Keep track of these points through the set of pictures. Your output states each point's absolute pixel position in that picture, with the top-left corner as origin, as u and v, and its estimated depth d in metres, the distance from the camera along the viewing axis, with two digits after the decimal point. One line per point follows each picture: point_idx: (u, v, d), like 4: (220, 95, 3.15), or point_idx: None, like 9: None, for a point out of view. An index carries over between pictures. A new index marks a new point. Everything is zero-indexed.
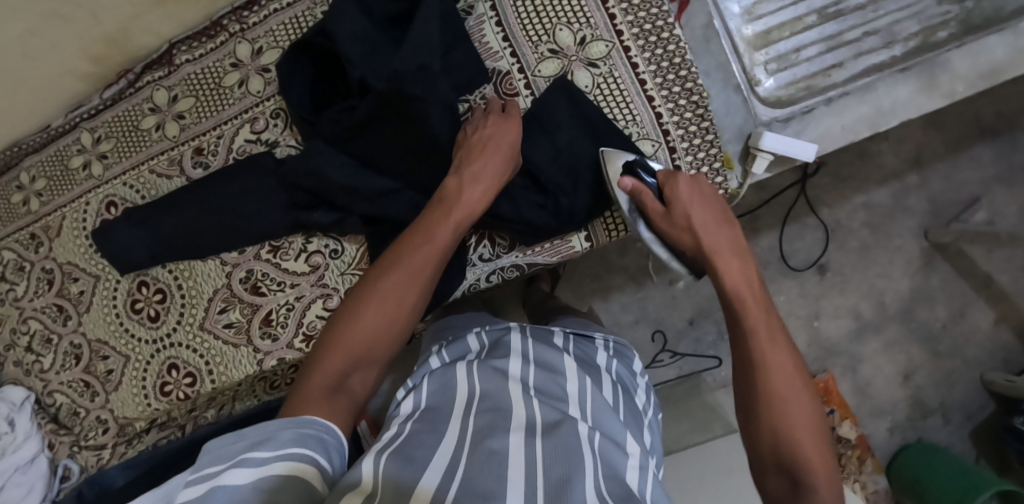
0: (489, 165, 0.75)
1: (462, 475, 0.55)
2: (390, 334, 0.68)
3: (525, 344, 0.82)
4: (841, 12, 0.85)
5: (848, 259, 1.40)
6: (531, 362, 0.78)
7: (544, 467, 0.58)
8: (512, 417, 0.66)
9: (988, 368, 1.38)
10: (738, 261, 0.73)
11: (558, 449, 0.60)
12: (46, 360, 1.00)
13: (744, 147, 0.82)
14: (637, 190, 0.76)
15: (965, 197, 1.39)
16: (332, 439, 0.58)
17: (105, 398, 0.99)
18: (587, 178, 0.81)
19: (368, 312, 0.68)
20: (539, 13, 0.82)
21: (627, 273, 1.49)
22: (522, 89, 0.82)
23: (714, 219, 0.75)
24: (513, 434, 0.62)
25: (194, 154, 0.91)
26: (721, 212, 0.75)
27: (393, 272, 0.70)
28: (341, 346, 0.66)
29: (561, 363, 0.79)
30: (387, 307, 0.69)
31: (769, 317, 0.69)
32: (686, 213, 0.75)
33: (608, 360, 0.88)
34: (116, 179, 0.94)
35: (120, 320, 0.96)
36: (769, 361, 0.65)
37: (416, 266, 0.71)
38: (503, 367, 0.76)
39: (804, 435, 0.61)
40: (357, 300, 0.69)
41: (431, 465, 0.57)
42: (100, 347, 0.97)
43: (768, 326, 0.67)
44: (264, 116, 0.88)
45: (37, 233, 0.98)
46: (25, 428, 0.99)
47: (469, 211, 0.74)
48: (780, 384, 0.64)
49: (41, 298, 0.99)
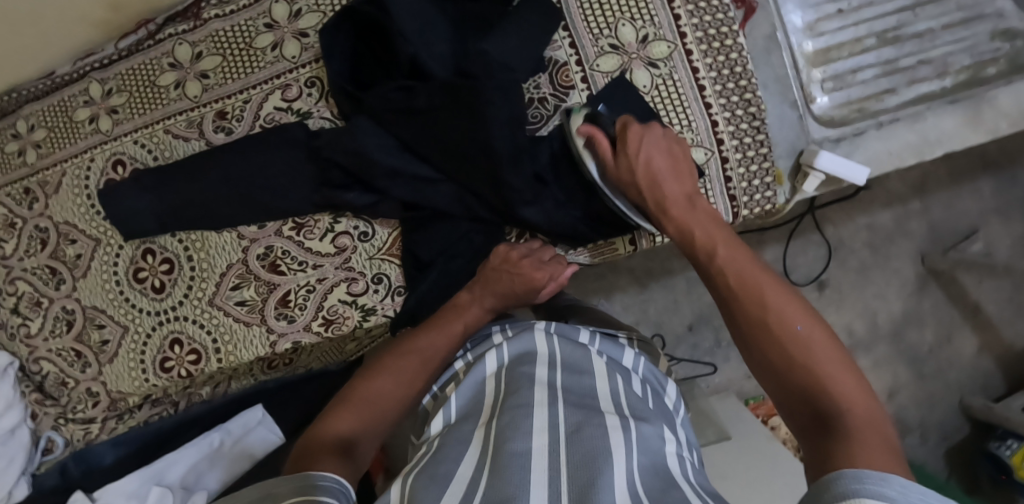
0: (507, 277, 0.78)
1: (484, 489, 0.51)
2: (398, 401, 0.70)
3: (551, 343, 0.74)
4: (899, 38, 0.84)
5: (848, 278, 1.41)
6: (558, 365, 0.71)
7: (569, 473, 0.52)
8: (535, 414, 0.60)
9: (968, 393, 1.42)
10: (700, 207, 0.67)
11: (592, 445, 0.55)
12: (34, 324, 0.95)
13: (796, 163, 0.81)
14: (591, 136, 0.72)
15: (965, 227, 1.41)
16: (336, 484, 0.55)
17: (97, 370, 0.93)
18: None
19: (380, 379, 0.72)
20: (602, 5, 0.78)
21: (631, 274, 1.48)
22: (579, 82, 0.78)
23: (668, 166, 0.70)
24: (534, 434, 0.57)
25: (216, 117, 0.84)
26: (674, 148, 0.71)
27: (411, 342, 0.76)
28: (355, 403, 0.69)
29: (590, 360, 0.73)
30: (398, 378, 0.72)
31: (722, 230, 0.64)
32: (649, 159, 0.69)
33: (635, 358, 0.85)
34: (126, 136, 0.87)
35: (120, 288, 0.90)
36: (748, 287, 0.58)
37: (427, 345, 0.75)
38: (529, 371, 0.68)
39: (817, 354, 0.52)
40: (371, 370, 0.73)
41: (455, 483, 0.54)
42: (95, 315, 0.92)
43: (730, 250, 0.62)
44: (297, 83, 0.82)
45: (32, 187, 0.92)
46: (5, 397, 0.93)
47: (475, 315, 0.78)
48: (756, 294, 0.57)
49: (33, 258, 0.94)
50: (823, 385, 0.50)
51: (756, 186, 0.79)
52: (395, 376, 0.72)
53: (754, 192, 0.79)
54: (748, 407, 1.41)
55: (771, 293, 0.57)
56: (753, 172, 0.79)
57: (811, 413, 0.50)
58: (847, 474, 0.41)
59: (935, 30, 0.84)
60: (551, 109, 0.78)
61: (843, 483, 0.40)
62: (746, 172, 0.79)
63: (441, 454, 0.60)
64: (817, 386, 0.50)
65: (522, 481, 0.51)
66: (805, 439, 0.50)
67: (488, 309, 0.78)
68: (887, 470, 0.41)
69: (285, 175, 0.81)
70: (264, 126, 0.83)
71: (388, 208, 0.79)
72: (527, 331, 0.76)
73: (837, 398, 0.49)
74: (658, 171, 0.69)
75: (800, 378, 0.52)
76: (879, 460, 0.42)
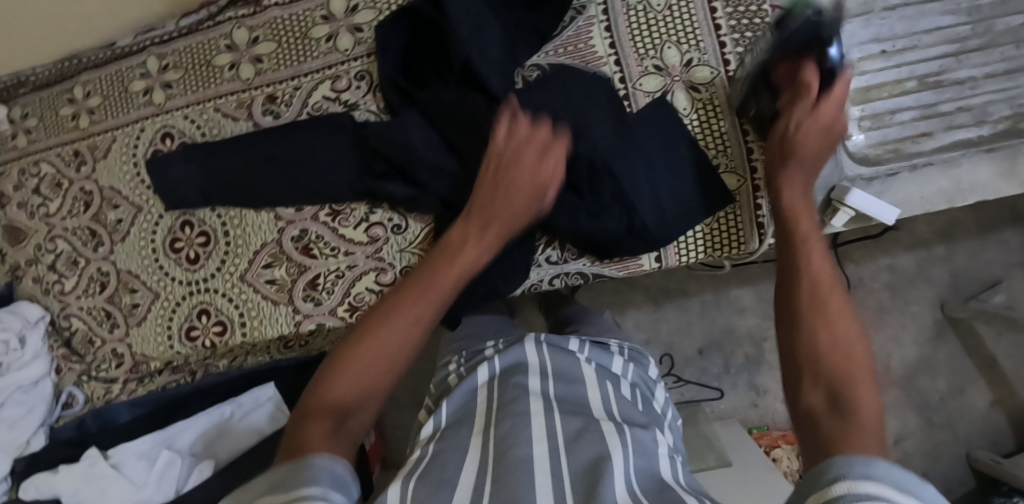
0: (527, 166, 0.72)
1: (490, 492, 0.57)
2: (364, 395, 0.64)
3: (540, 354, 0.81)
4: (941, 83, 0.83)
5: (864, 317, 1.42)
6: (550, 376, 0.78)
7: (571, 481, 0.58)
8: (534, 423, 0.66)
9: (975, 446, 1.41)
10: (802, 178, 0.70)
11: (591, 452, 0.61)
12: (69, 282, 0.98)
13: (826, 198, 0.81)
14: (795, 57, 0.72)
15: (987, 278, 1.40)
16: (342, 471, 0.54)
17: (125, 331, 0.96)
18: (671, 212, 0.79)
19: (344, 377, 0.64)
20: (650, 26, 0.80)
21: (647, 292, 1.47)
22: (620, 99, 0.80)
23: (819, 134, 0.70)
24: (535, 441, 0.63)
25: (266, 101, 0.87)
26: (831, 133, 0.71)
27: (390, 321, 0.67)
28: (327, 393, 0.63)
29: (580, 372, 0.79)
30: (366, 373, 0.64)
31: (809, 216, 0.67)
32: (811, 111, 0.70)
33: (624, 365, 0.88)
34: (177, 111, 0.91)
35: (155, 256, 0.93)
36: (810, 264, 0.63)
37: (413, 318, 0.68)
38: (523, 382, 0.75)
39: (845, 334, 0.57)
40: (340, 356, 0.65)
41: (462, 486, 0.59)
42: (129, 279, 0.95)
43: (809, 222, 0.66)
44: (348, 75, 0.85)
45: (81, 150, 0.95)
46: (35, 348, 0.97)
47: (470, 266, 0.73)
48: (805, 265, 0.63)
49: (74, 219, 0.97)
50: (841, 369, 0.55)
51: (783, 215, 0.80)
52: (367, 361, 0.65)
53: None
54: (752, 436, 1.40)
55: (833, 282, 0.60)
56: None
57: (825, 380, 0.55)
58: (843, 460, 0.46)
59: (977, 79, 0.83)
60: None
61: (842, 470, 0.45)
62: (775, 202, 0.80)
63: (442, 460, 0.64)
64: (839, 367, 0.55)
65: (529, 482, 0.57)
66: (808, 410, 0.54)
67: (490, 236, 0.73)
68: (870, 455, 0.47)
69: (328, 161, 0.84)
70: (311, 113, 0.85)
71: (424, 204, 0.82)
72: (520, 343, 0.83)
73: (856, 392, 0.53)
74: (806, 130, 0.70)
75: (811, 342, 0.57)
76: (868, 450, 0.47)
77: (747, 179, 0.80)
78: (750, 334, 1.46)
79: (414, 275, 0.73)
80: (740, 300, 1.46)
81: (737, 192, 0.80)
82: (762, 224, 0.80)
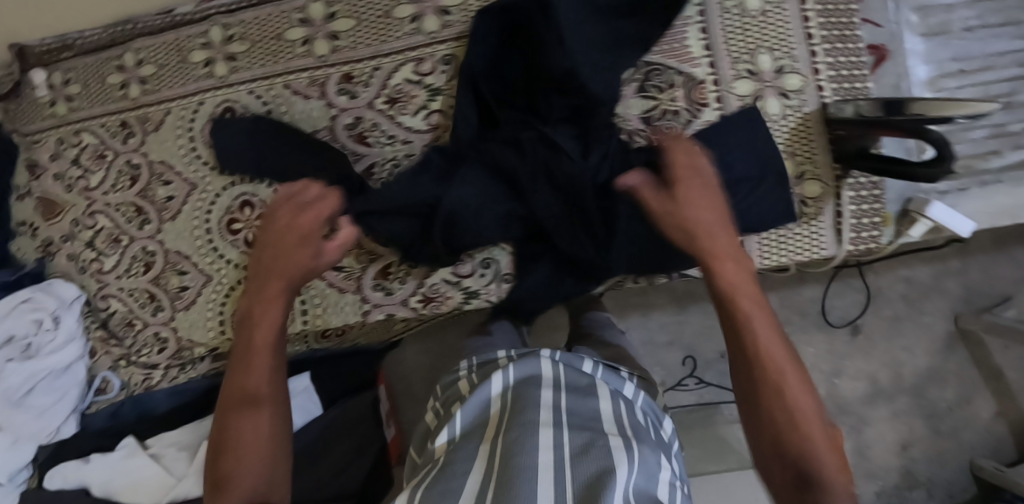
0: (316, 213, 0.75)
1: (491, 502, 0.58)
2: (272, 382, 0.72)
3: (556, 371, 0.79)
4: (1012, 104, 0.85)
5: (880, 326, 1.47)
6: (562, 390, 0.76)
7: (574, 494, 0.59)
8: (540, 432, 0.66)
9: (978, 454, 1.47)
10: (735, 263, 0.69)
11: (597, 466, 0.62)
12: (109, 261, 0.92)
13: (902, 208, 0.82)
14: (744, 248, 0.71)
15: (998, 293, 1.46)
16: None
17: (169, 315, 0.91)
18: (766, 219, 0.78)
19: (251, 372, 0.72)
20: (745, 31, 0.80)
21: (672, 294, 1.47)
22: (713, 102, 0.79)
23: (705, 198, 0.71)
24: (542, 451, 0.64)
25: (342, 80, 0.83)
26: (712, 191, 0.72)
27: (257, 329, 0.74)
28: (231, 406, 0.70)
29: (594, 388, 0.78)
30: (255, 361, 0.73)
31: (748, 281, 0.68)
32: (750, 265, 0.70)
33: (636, 390, 0.83)
34: (241, 86, 0.86)
35: (210, 238, 0.88)
36: (760, 348, 0.64)
37: (262, 343, 0.74)
38: (535, 394, 0.74)
39: (799, 404, 0.60)
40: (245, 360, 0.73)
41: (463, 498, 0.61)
42: (178, 261, 0.89)
43: (755, 312, 0.65)
44: (433, 58, 0.81)
45: (129, 121, 0.90)
46: (68, 330, 0.91)
47: (301, 265, 0.76)
48: (774, 376, 0.62)
49: (119, 194, 0.91)
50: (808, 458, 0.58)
51: (862, 223, 0.81)
52: (260, 365, 0.73)
53: (861, 230, 0.81)
54: None
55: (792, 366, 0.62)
56: (860, 211, 0.81)
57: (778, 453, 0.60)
58: None
59: None
60: (682, 124, 0.80)
61: None
62: (856, 210, 0.81)
63: (448, 469, 0.66)
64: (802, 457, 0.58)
65: (531, 495, 0.58)
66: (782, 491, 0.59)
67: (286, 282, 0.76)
68: None
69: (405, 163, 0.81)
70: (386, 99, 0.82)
71: (506, 212, 0.77)
72: (534, 357, 0.81)
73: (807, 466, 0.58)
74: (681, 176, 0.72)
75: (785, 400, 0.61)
76: None
77: (830, 187, 0.81)
78: None
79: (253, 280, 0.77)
80: (762, 306, 1.46)
81: (818, 199, 0.81)
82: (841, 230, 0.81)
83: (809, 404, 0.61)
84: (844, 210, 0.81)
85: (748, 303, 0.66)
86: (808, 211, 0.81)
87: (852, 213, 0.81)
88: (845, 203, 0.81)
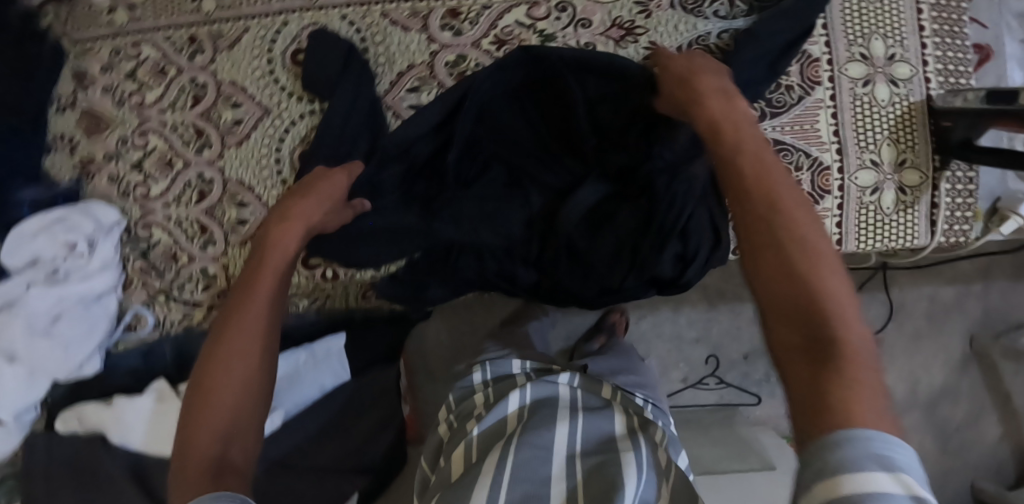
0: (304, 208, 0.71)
1: None
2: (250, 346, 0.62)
3: (571, 391, 0.83)
4: None
5: (900, 341, 1.50)
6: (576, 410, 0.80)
7: None
8: (551, 455, 0.72)
9: (981, 475, 1.49)
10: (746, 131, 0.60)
11: (609, 482, 0.67)
12: (157, 186, 0.84)
13: (992, 206, 0.81)
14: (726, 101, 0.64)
15: (1014, 319, 1.50)
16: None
17: (220, 250, 0.83)
18: (858, 204, 0.78)
19: (231, 337, 0.62)
20: (861, 14, 0.79)
21: (704, 290, 1.47)
22: (826, 81, 0.78)
23: (728, 105, 0.63)
24: (553, 480, 0.70)
25: (447, 15, 0.79)
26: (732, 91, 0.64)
27: (257, 283, 0.66)
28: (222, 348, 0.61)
29: (604, 404, 0.81)
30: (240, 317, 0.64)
31: (765, 145, 0.58)
32: (736, 106, 0.64)
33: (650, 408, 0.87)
34: (335, 9, 0.81)
35: (279, 169, 0.82)
36: (751, 173, 0.55)
37: (257, 286, 0.66)
38: (552, 416, 0.77)
39: (825, 274, 0.48)
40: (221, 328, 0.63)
41: None
42: (238, 192, 0.82)
43: (760, 153, 0.57)
44: (547, 4, 0.79)
45: (199, 37, 0.83)
46: (104, 257, 0.82)
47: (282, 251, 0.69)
48: (765, 191, 0.54)
49: (177, 113, 0.84)
50: (824, 293, 0.47)
51: (955, 219, 0.79)
52: (242, 323, 0.63)
53: (954, 222, 0.79)
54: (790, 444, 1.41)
55: (810, 221, 0.51)
56: (954, 206, 0.79)
57: (807, 322, 0.47)
58: (842, 434, 0.40)
59: None
60: (795, 99, 0.78)
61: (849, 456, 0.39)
62: (951, 204, 0.79)
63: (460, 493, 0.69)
64: (815, 287, 0.48)
65: None
66: (795, 359, 0.47)
67: (289, 222, 0.70)
68: (877, 426, 0.41)
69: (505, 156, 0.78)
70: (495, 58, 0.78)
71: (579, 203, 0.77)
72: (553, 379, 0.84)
73: (818, 284, 0.48)
74: (729, 89, 0.65)
75: (808, 268, 0.49)
76: (873, 420, 0.41)
77: (929, 178, 0.79)
78: None
79: (236, 287, 0.67)
80: None
81: (919, 189, 0.78)
82: (935, 220, 0.79)
83: (814, 233, 0.51)
84: (939, 202, 0.79)
85: (749, 154, 0.57)
86: (906, 199, 0.78)
87: (946, 206, 0.79)
88: (941, 194, 0.79)
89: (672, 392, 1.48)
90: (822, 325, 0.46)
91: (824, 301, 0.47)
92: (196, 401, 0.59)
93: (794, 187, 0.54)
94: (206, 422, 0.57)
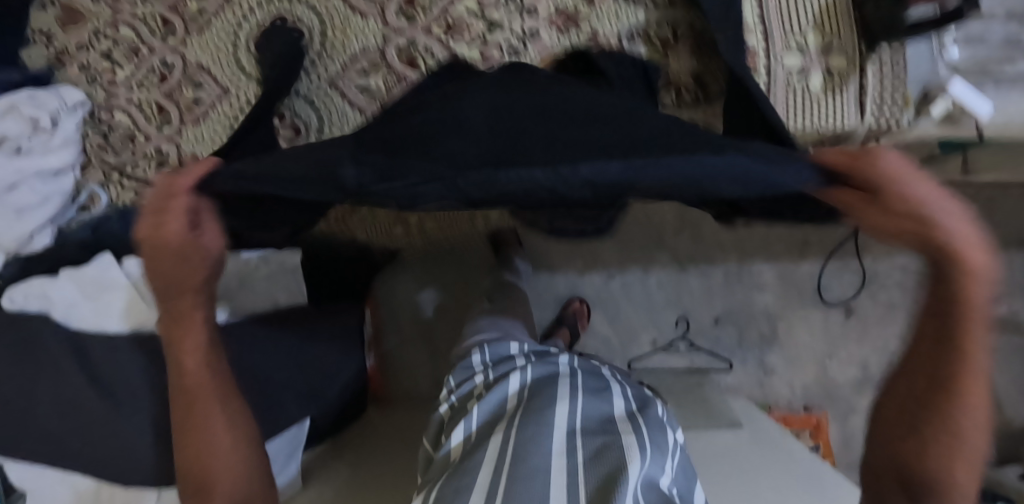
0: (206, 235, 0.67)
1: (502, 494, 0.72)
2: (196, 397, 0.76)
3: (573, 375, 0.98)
4: None
5: (875, 313, 1.45)
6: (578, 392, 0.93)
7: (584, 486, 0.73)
8: (555, 427, 0.83)
9: None
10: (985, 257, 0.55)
11: (612, 461, 0.76)
12: (122, 71, 0.89)
13: (923, 93, 0.83)
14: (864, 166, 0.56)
15: (992, 292, 1.44)
16: None
17: (175, 130, 0.88)
18: (786, 86, 0.82)
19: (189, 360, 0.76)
20: None
21: (673, 254, 1.44)
22: None
23: (903, 171, 0.55)
24: (554, 456, 0.78)
25: None
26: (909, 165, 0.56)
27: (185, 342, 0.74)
28: (189, 441, 0.76)
29: (607, 393, 0.95)
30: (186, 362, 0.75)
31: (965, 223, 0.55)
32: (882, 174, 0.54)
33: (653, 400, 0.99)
34: None
35: (235, 52, 0.87)
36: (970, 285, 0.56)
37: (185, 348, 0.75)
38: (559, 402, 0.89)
39: (963, 366, 0.61)
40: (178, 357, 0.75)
41: (476, 487, 0.75)
42: (196, 73, 0.87)
43: (960, 225, 0.54)
44: None
45: None
46: (66, 134, 0.87)
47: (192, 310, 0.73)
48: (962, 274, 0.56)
49: (146, 5, 0.89)
50: (962, 436, 0.63)
51: (885, 106, 0.82)
52: (199, 354, 0.76)
53: (884, 106, 0.82)
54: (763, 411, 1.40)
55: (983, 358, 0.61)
56: (884, 92, 0.82)
57: (900, 475, 0.66)
58: None
59: None
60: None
61: None
62: (879, 90, 0.82)
63: (469, 466, 0.80)
64: (953, 436, 0.63)
65: (543, 487, 0.73)
66: (875, 479, 0.69)
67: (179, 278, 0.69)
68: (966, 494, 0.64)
69: (552, 188, 0.57)
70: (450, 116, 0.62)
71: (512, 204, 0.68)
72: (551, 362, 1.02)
73: (967, 442, 0.63)
74: (901, 172, 0.54)
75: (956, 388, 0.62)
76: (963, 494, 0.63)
77: (857, 63, 0.81)
78: (768, 312, 1.46)
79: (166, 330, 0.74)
80: (761, 276, 1.45)
81: (846, 74, 0.81)
82: (864, 104, 0.82)
83: (983, 366, 0.61)
84: (868, 88, 0.81)
85: (942, 227, 0.54)
86: (833, 82, 0.81)
87: (875, 91, 0.81)
88: (870, 79, 0.81)
89: (642, 355, 1.48)
90: (938, 446, 0.64)
91: (961, 421, 0.63)
92: (198, 485, 0.76)
93: (988, 290, 0.57)
94: (210, 467, 0.76)
